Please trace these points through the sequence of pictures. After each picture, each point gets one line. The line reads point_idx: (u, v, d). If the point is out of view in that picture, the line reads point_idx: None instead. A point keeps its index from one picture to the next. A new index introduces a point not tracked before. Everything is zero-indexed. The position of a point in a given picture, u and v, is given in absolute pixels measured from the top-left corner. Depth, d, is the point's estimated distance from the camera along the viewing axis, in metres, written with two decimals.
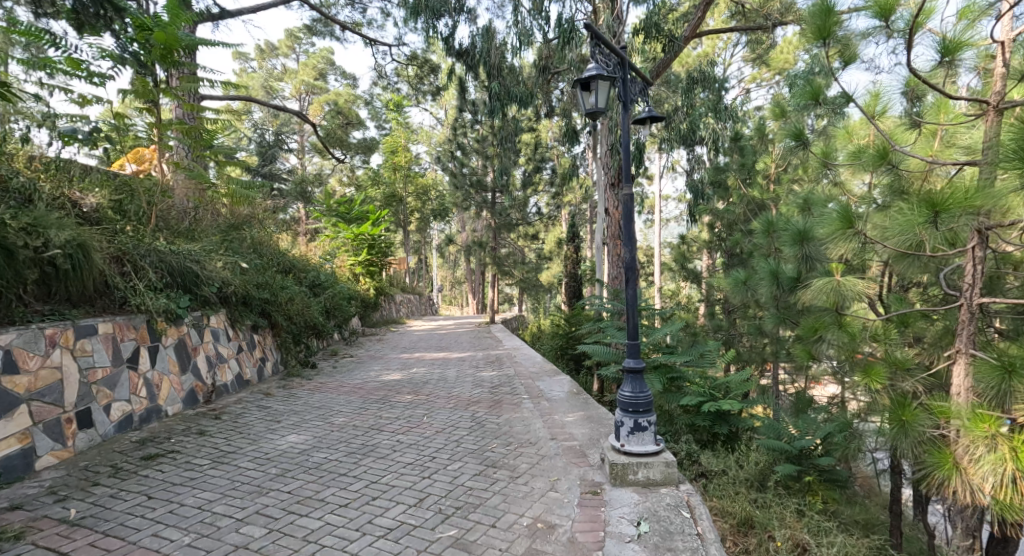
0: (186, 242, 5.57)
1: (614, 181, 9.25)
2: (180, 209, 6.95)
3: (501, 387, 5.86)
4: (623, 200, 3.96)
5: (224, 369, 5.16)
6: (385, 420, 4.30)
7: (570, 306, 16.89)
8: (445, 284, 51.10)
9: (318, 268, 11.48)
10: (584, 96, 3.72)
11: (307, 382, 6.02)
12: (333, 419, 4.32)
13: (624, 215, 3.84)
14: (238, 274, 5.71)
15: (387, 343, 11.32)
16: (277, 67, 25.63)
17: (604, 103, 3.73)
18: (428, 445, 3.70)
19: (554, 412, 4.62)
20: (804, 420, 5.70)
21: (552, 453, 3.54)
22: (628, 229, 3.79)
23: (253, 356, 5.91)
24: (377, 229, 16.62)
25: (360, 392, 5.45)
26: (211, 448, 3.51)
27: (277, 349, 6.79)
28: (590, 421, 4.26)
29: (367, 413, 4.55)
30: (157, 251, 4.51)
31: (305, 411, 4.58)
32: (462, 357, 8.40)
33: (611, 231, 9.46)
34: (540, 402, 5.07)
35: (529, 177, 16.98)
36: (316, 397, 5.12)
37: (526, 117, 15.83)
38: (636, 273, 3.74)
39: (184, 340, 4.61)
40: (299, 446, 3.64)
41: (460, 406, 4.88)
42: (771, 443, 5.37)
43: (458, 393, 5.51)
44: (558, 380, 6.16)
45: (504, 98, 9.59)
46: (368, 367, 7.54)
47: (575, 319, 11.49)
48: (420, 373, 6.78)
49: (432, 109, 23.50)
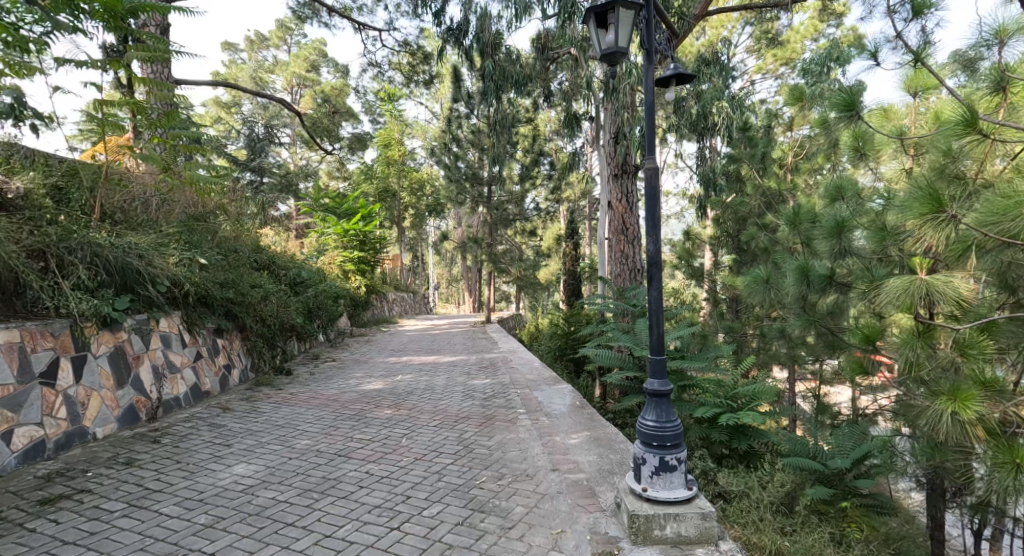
0: (136, 234, 4.91)
1: (617, 170, 8.66)
2: (141, 198, 6.30)
3: (495, 398, 5.21)
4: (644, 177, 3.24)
5: (176, 380, 4.50)
6: (356, 444, 3.65)
7: (569, 305, 16.27)
8: (442, 281, 50.45)
9: (302, 265, 10.81)
10: (601, 35, 3.15)
11: (277, 392, 5.37)
12: (295, 443, 3.67)
13: (643, 193, 3.16)
14: (197, 270, 5.04)
15: (375, 345, 10.65)
16: (267, 58, 24.90)
17: (625, 43, 3.12)
18: (402, 479, 3.05)
19: (555, 432, 3.97)
20: (837, 436, 5.01)
21: (554, 491, 2.90)
22: (648, 212, 3.10)
23: (214, 364, 5.26)
24: (369, 224, 15.96)
25: (333, 406, 4.79)
26: (132, 486, 2.84)
27: (247, 355, 6.17)
28: (598, 446, 3.62)
29: (336, 433, 3.90)
30: (91, 244, 3.86)
31: (264, 431, 3.93)
32: (454, 362, 7.75)
33: (614, 225, 8.84)
34: (539, 417, 4.42)
35: (527, 171, 16.36)
36: (282, 412, 4.47)
37: (524, 109, 15.17)
38: (659, 269, 3.06)
39: (123, 348, 3.96)
40: (244, 481, 2.98)
41: (447, 424, 4.23)
42: (798, 461, 4.69)
43: (446, 406, 4.88)
44: (559, 390, 5.53)
45: (499, 79, 9.11)
46: (350, 373, 6.89)
47: (574, 319, 10.86)
48: (405, 381, 6.13)
49: (426, 103, 22.85)
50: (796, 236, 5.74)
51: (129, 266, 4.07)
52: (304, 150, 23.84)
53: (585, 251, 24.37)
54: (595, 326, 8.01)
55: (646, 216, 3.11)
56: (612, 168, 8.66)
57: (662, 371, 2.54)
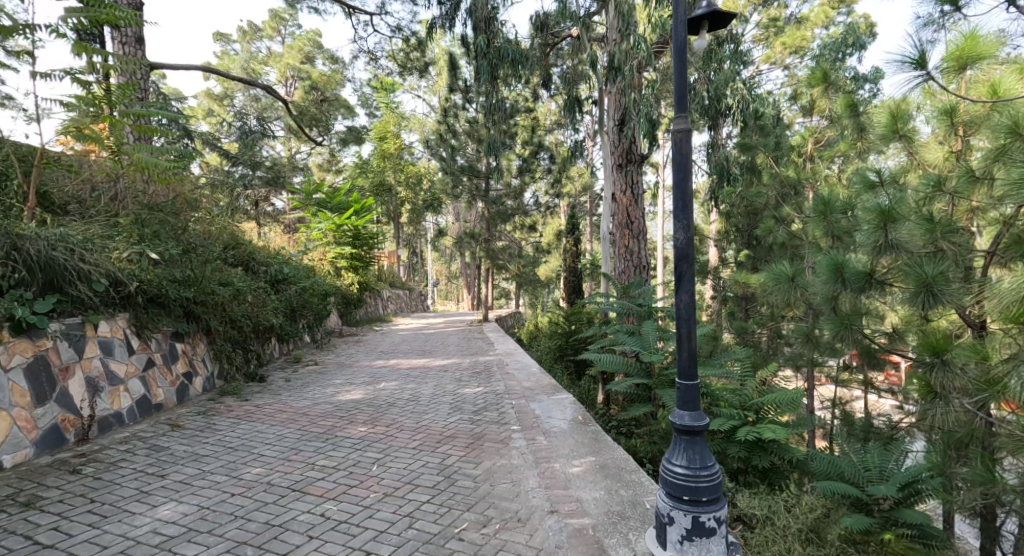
0: (79, 225, 4.34)
1: (621, 161, 8.15)
2: (91, 181, 5.86)
3: (486, 411, 4.62)
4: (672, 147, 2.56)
5: (118, 394, 3.92)
6: (317, 474, 3.08)
7: (570, 303, 15.66)
8: (440, 278, 49.77)
9: (286, 261, 10.21)
10: None
11: (243, 404, 4.79)
12: (245, 472, 3.10)
13: (670, 169, 2.56)
14: (148, 266, 4.45)
15: (364, 345, 10.05)
16: (260, 49, 24.18)
17: None
18: (363, 527, 2.48)
19: (554, 456, 3.41)
20: (875, 455, 4.42)
21: (551, 547, 2.35)
22: (676, 193, 2.52)
23: (171, 373, 4.67)
24: (361, 219, 15.36)
25: (302, 420, 4.21)
26: (20, 540, 2.27)
27: (213, 361, 5.57)
28: (605, 478, 3.05)
29: (295, 459, 3.31)
30: (9, 234, 3.30)
31: (211, 456, 3.34)
32: (445, 367, 7.15)
33: (617, 219, 8.27)
34: (535, 437, 3.84)
35: (526, 164, 15.71)
36: (239, 430, 3.87)
37: (523, 99, 14.53)
38: (689, 264, 2.48)
39: (46, 358, 3.38)
40: (166, 531, 2.41)
41: (429, 445, 3.66)
42: (828, 483, 4.10)
43: (429, 421, 4.28)
44: (558, 400, 4.96)
45: (495, 60, 8.46)
46: (330, 379, 6.30)
47: (575, 318, 10.29)
48: (389, 388, 5.55)
49: (423, 95, 22.20)
50: (825, 229, 5.14)
51: (54, 262, 3.49)
52: (298, 143, 23.21)
53: (586, 248, 23.73)
54: (597, 328, 7.43)
55: (676, 197, 2.53)
56: (616, 158, 8.19)
57: (697, 407, 2.40)
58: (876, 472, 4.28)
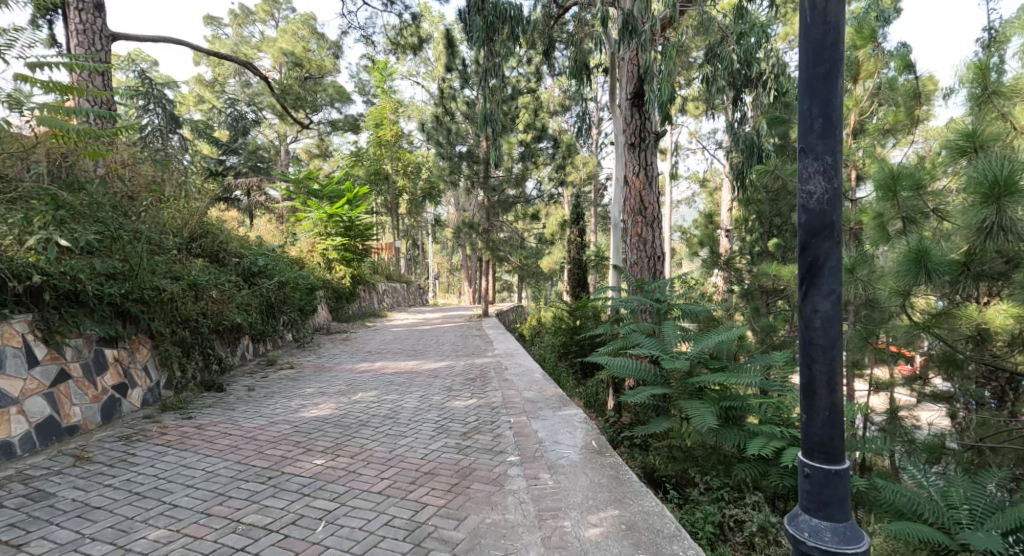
0: None
1: (634, 140, 7.29)
2: (21, 159, 4.79)
3: (479, 434, 3.78)
4: (809, 44, 1.74)
5: (6, 419, 3.13)
6: (241, 542, 2.26)
7: (575, 297, 14.82)
8: (442, 271, 49.01)
9: (268, 252, 9.40)
10: None
11: (186, 422, 3.96)
12: (142, 537, 2.28)
13: (799, 61, 1.77)
14: (55, 258, 3.63)
15: (351, 344, 9.24)
16: (252, 34, 23.27)
17: None
18: None
19: (563, 509, 2.57)
20: (959, 493, 3.58)
21: None
22: (810, 105, 1.75)
23: (94, 388, 3.84)
24: (354, 209, 14.58)
25: (248, 448, 3.37)
26: None
27: (159, 369, 4.72)
28: (634, 549, 2.21)
29: (216, 515, 2.46)
30: None
31: (104, 508, 2.50)
32: (435, 371, 6.31)
33: (629, 205, 7.42)
34: (538, 475, 3.00)
35: (528, 150, 14.80)
36: (159, 466, 3.03)
37: (524, 80, 13.61)
38: (832, 236, 1.76)
39: None
40: None
41: (402, 488, 2.83)
42: (905, 529, 3.27)
43: (405, 450, 3.42)
44: (566, 419, 4.13)
45: (491, 30, 7.61)
46: (303, 386, 5.48)
47: (580, 313, 9.53)
48: (367, 400, 4.72)
49: (421, 80, 21.30)
50: (886, 210, 4.24)
51: None
52: (292, 131, 22.39)
53: (591, 239, 22.84)
54: (608, 326, 6.60)
55: (806, 103, 1.76)
56: (627, 137, 7.35)
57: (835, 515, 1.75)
58: (966, 507, 3.47)
